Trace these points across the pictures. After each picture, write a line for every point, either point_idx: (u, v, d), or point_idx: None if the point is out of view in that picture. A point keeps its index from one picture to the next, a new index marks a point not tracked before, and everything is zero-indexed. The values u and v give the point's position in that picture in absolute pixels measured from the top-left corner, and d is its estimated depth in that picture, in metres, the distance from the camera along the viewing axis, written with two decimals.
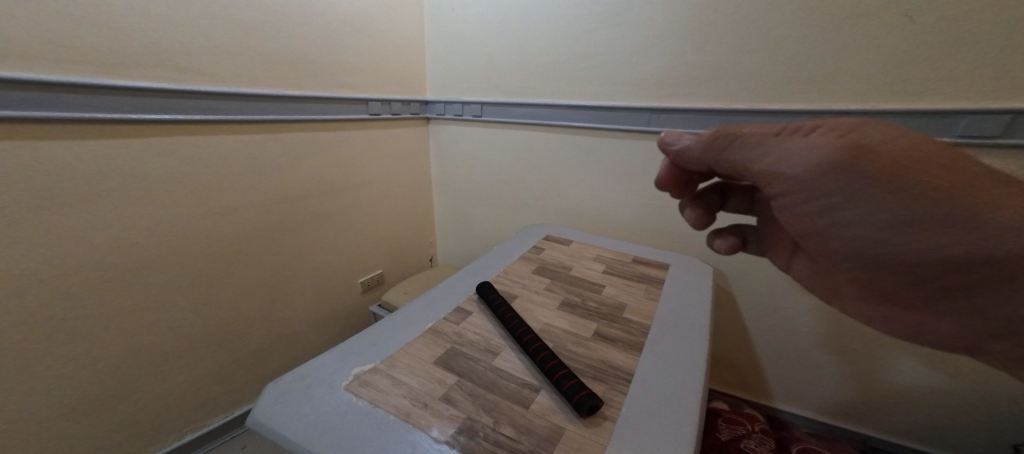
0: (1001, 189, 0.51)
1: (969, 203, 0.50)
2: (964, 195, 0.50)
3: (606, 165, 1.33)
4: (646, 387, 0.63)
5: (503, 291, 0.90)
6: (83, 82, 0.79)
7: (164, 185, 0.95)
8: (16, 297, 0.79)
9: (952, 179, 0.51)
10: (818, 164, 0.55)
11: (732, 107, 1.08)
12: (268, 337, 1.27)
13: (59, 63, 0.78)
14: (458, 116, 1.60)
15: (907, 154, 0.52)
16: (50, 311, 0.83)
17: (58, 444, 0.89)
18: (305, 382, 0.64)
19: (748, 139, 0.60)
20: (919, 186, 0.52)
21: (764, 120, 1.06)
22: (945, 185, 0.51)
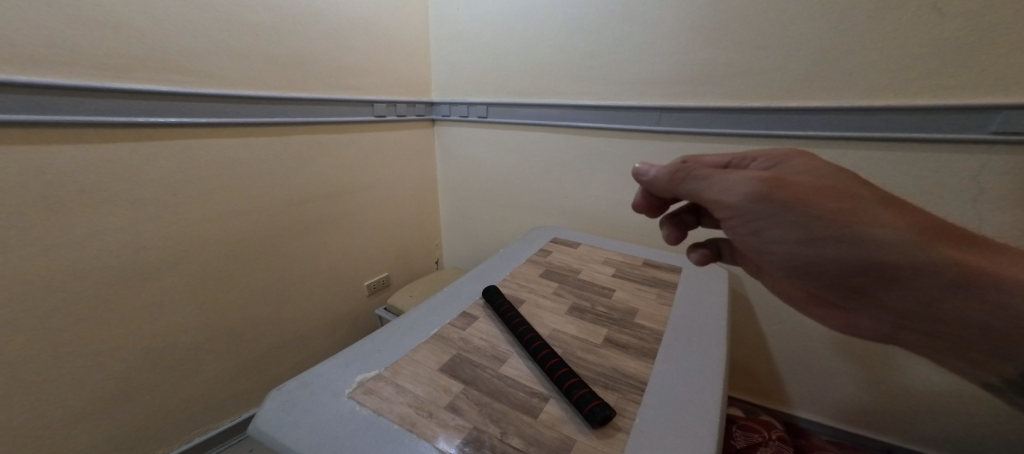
0: (891, 207, 0.55)
1: (863, 222, 0.54)
2: (863, 216, 0.54)
3: (614, 165, 1.31)
4: (660, 396, 0.61)
5: (510, 295, 0.88)
6: (91, 86, 0.79)
7: (172, 188, 0.95)
8: (25, 301, 0.79)
9: (852, 203, 0.55)
10: (753, 193, 0.57)
11: (746, 106, 1.05)
12: (274, 340, 1.26)
13: (68, 67, 0.78)
14: (464, 118, 1.58)
15: (814, 184, 0.57)
16: (57, 315, 0.83)
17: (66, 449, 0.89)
18: (309, 389, 0.62)
19: (699, 171, 0.61)
20: (825, 210, 0.55)
21: (780, 118, 1.03)
22: (847, 208, 0.55)
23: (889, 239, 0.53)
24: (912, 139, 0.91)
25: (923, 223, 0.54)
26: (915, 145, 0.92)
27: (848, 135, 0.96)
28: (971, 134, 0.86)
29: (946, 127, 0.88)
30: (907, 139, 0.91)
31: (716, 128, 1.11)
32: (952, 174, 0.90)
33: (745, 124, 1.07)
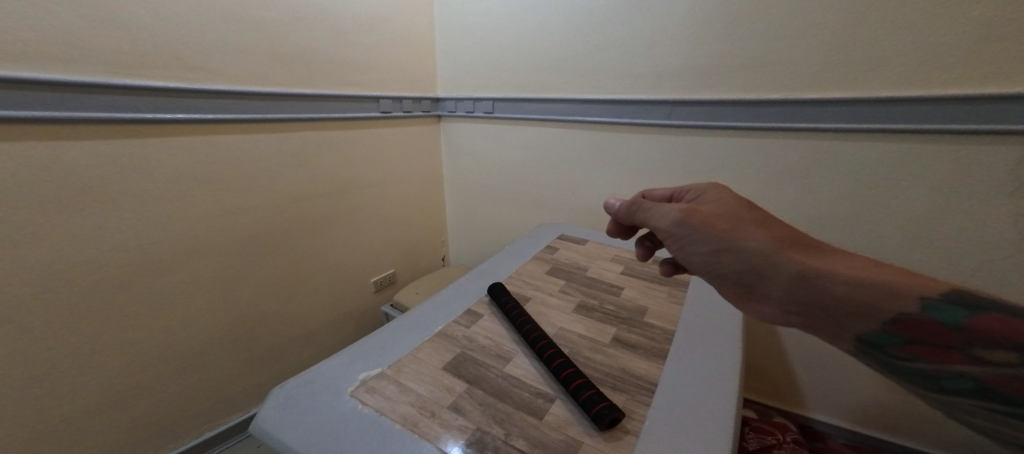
0: (766, 223, 0.55)
1: (739, 236, 0.54)
2: (741, 230, 0.54)
3: (623, 161, 1.28)
4: (671, 398, 0.58)
5: (516, 292, 0.86)
6: (101, 83, 0.80)
7: (181, 184, 0.95)
8: (38, 296, 0.79)
9: (737, 221, 0.55)
10: (677, 220, 0.59)
11: (763, 98, 1.02)
12: (281, 336, 1.26)
13: (80, 64, 0.78)
14: (469, 114, 1.57)
15: (710, 208, 0.59)
16: (67, 312, 0.83)
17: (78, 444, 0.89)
18: (311, 387, 0.61)
19: (646, 203, 0.64)
20: (712, 228, 0.56)
21: (797, 111, 0.99)
22: (730, 227, 0.55)
23: (757, 249, 0.52)
24: (940, 131, 0.86)
25: (795, 239, 0.53)
26: (942, 137, 0.87)
27: (868, 128, 0.93)
28: (1007, 125, 0.81)
29: (977, 118, 0.83)
30: (934, 131, 0.87)
31: (729, 121, 1.08)
32: (983, 168, 0.85)
33: (760, 117, 1.04)
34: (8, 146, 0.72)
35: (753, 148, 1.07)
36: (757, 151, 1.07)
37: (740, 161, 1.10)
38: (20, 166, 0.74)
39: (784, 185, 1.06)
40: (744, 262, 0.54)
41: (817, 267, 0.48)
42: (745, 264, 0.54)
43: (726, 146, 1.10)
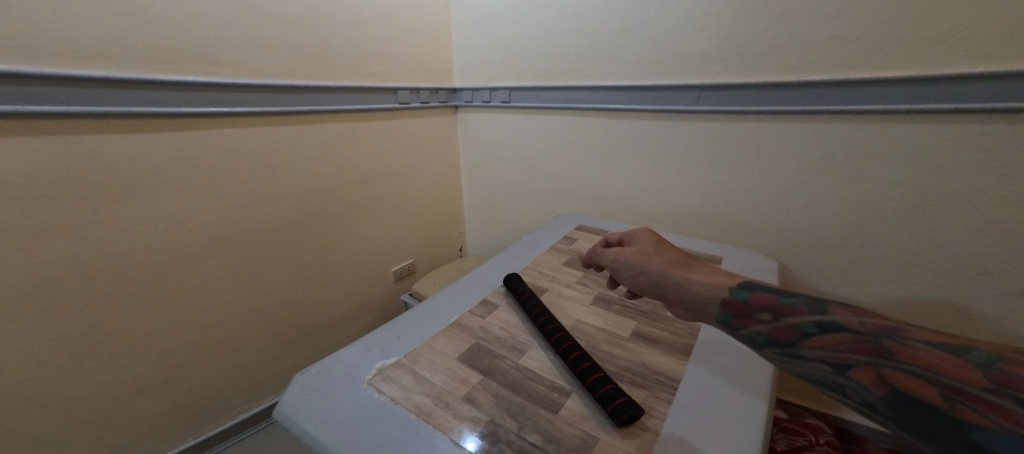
0: (660, 251, 0.65)
1: (637, 263, 0.64)
2: (638, 256, 0.64)
3: (645, 149, 1.23)
4: (694, 396, 0.56)
5: (533, 284, 0.84)
6: (137, 79, 0.83)
7: (208, 177, 0.97)
8: (82, 284, 0.83)
9: (637, 248, 0.66)
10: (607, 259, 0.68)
11: (805, 79, 0.94)
12: (305, 324, 1.29)
13: (116, 60, 0.81)
14: (487, 103, 1.55)
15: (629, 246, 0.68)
16: (108, 299, 0.87)
17: (120, 426, 0.94)
18: (330, 375, 0.62)
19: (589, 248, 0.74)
20: (623, 260, 0.66)
21: (843, 92, 0.91)
22: (636, 256, 0.65)
23: (647, 269, 0.62)
24: (1001, 110, 0.77)
25: (680, 260, 0.63)
26: (1006, 117, 0.77)
27: (917, 108, 0.84)
28: None
29: None
30: (994, 110, 0.77)
31: (764, 106, 1.01)
32: None
33: (796, 100, 0.97)
34: (54, 141, 0.76)
35: (790, 133, 0.99)
36: (794, 136, 0.99)
37: (776, 147, 1.02)
38: (66, 160, 0.78)
39: (824, 174, 0.98)
40: (642, 279, 0.63)
41: (685, 278, 0.58)
42: (643, 279, 0.63)
43: (758, 131, 1.03)
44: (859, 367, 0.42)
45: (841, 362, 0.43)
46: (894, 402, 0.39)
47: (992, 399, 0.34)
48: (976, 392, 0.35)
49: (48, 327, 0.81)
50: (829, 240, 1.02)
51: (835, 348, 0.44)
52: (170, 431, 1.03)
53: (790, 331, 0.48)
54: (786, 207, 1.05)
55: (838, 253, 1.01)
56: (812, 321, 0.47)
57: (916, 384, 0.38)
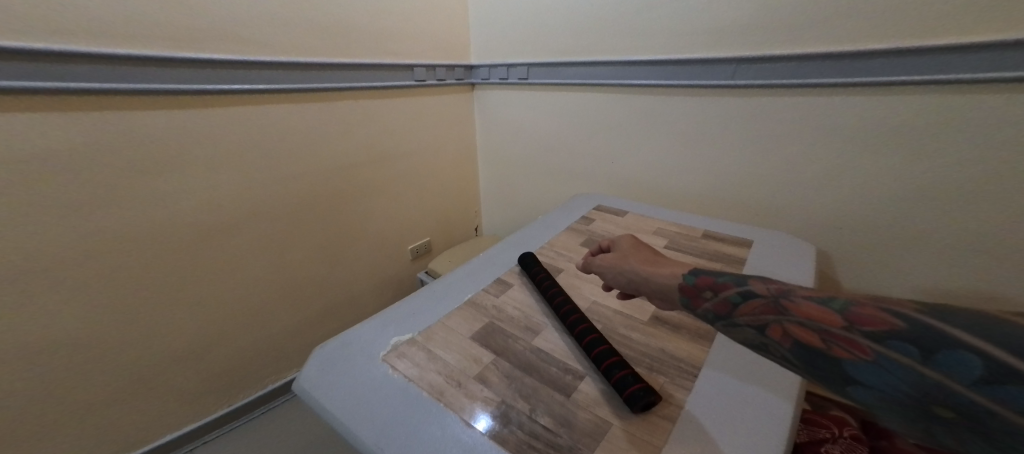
0: (633, 252, 0.63)
1: (610, 266, 0.63)
2: (610, 260, 0.64)
3: (669, 127, 1.17)
4: (715, 384, 0.53)
5: (548, 265, 0.82)
6: (162, 56, 0.83)
7: (230, 154, 0.98)
8: (116, 261, 0.86)
9: (611, 254, 0.65)
10: (590, 267, 0.67)
11: (857, 50, 0.85)
12: (325, 300, 1.32)
13: (139, 38, 0.80)
14: (504, 81, 1.50)
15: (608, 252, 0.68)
16: (141, 277, 0.90)
17: (158, 395, 0.99)
18: (347, 350, 0.62)
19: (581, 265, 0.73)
20: (600, 264, 0.65)
21: (900, 63, 0.82)
22: (610, 260, 0.64)
23: (617, 269, 0.61)
24: None
25: (652, 257, 0.61)
26: None
27: (988, 78, 0.74)
28: None
29: None
30: None
31: (807, 79, 0.92)
32: None
33: (843, 72, 0.88)
34: (84, 121, 0.77)
35: (835, 109, 0.91)
36: (839, 112, 0.90)
37: (817, 124, 0.94)
38: (96, 140, 0.79)
39: (871, 154, 0.89)
40: (620, 280, 0.61)
41: (649, 272, 0.57)
42: (621, 279, 0.60)
43: (796, 107, 0.95)
44: (770, 326, 0.41)
45: (752, 325, 0.43)
46: (791, 352, 0.39)
47: (853, 337, 0.35)
48: (842, 332, 0.36)
49: (87, 302, 0.84)
50: (871, 225, 0.94)
51: (749, 313, 0.44)
52: (202, 398, 1.08)
53: (720, 305, 0.47)
54: (824, 189, 0.98)
55: (878, 238, 0.94)
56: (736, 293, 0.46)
57: (803, 333, 0.39)
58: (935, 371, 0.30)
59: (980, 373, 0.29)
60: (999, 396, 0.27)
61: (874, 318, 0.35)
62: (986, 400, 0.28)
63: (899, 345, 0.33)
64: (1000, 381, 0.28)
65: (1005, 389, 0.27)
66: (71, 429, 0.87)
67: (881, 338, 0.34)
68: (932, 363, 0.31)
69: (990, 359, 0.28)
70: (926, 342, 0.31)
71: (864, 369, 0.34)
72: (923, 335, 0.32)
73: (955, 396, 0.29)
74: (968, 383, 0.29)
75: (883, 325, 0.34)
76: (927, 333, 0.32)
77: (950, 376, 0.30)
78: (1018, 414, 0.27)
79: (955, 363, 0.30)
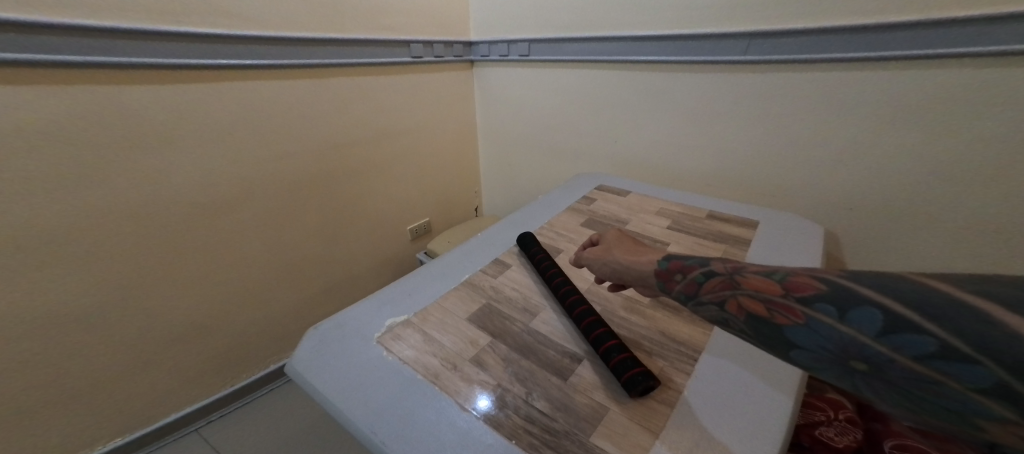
0: (617, 244, 0.62)
1: (594, 257, 0.61)
2: (595, 253, 0.63)
3: (675, 105, 1.13)
4: (716, 369, 0.52)
5: (547, 245, 0.81)
6: (145, 29, 0.79)
7: (222, 133, 0.95)
8: (110, 243, 0.85)
9: (597, 247, 0.64)
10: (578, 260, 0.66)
11: (878, 23, 0.80)
12: (324, 280, 1.32)
13: (120, 10, 0.76)
14: (504, 57, 1.46)
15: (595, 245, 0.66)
16: (137, 259, 0.89)
17: (160, 375, 1.00)
18: (341, 331, 0.61)
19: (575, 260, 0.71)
20: (585, 257, 0.63)
21: (923, 37, 0.77)
22: (595, 252, 0.63)
23: (601, 261, 0.60)
24: None
25: (633, 247, 0.60)
26: None
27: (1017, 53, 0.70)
28: None
29: None
30: None
31: (822, 54, 0.88)
32: None
33: (861, 47, 0.84)
34: (67, 98, 0.74)
35: (848, 87, 0.87)
36: (853, 89, 0.87)
37: (829, 103, 0.90)
38: (82, 119, 0.76)
39: (885, 133, 0.86)
40: (604, 270, 0.59)
41: (628, 261, 0.55)
42: (605, 269, 0.59)
43: (808, 85, 0.92)
44: (725, 303, 0.40)
45: (709, 300, 0.42)
46: (741, 324, 0.39)
47: (786, 303, 0.35)
48: (779, 299, 0.36)
49: (84, 284, 0.84)
50: (880, 207, 0.92)
51: (708, 290, 0.43)
52: (203, 376, 1.09)
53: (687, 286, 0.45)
54: (832, 170, 0.95)
55: (887, 219, 0.92)
56: (701, 274, 0.45)
57: (749, 304, 0.38)
58: (849, 328, 0.30)
59: (882, 324, 0.29)
60: (900, 345, 0.28)
61: (804, 282, 0.35)
62: (890, 351, 0.28)
63: (822, 307, 0.33)
64: (897, 329, 0.28)
65: (904, 338, 0.28)
66: (76, 408, 0.89)
67: (810, 302, 0.33)
68: (847, 320, 0.31)
69: (892, 311, 0.29)
70: (842, 301, 0.31)
71: (797, 333, 0.34)
72: (840, 295, 0.32)
73: (868, 350, 0.29)
74: (873, 335, 0.29)
75: (810, 289, 0.34)
76: (845, 293, 0.32)
77: (862, 332, 0.30)
78: (916, 361, 0.27)
79: (862, 319, 0.30)
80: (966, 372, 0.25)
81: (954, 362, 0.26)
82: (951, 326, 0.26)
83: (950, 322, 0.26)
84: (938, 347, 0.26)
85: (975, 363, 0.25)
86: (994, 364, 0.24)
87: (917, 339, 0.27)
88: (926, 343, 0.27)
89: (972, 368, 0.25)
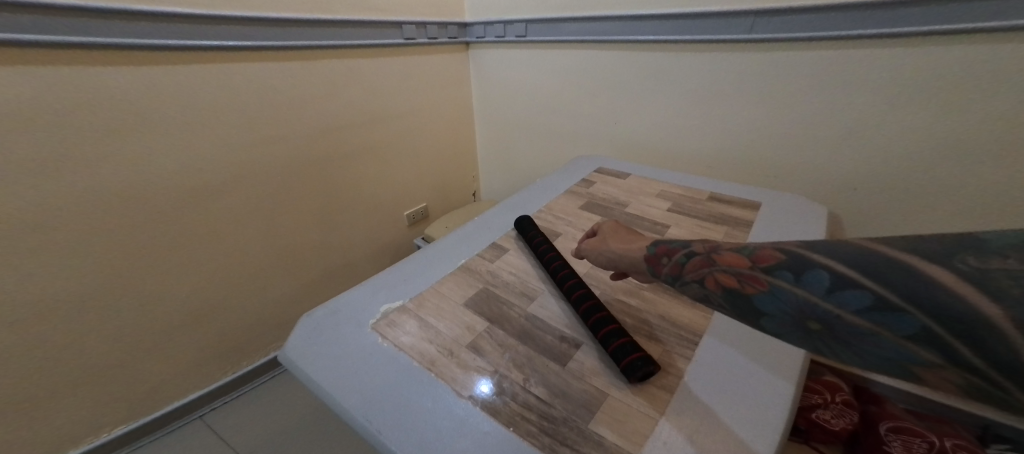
0: (614, 234, 0.60)
1: (590, 247, 0.60)
2: (591, 244, 0.61)
3: (677, 87, 1.11)
4: (718, 352, 0.51)
5: (546, 229, 0.79)
6: (117, 8, 0.74)
7: (209, 117, 0.92)
8: (99, 233, 0.83)
9: (593, 238, 0.62)
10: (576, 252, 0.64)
11: None
12: (322, 266, 1.31)
13: None
14: (500, 39, 1.41)
15: (593, 235, 0.65)
16: (128, 248, 0.88)
17: (158, 363, 1.00)
18: (336, 317, 0.60)
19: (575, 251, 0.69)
20: (582, 248, 0.62)
21: (935, 12, 0.74)
22: (592, 243, 0.61)
23: (597, 251, 0.58)
24: None
25: (629, 236, 0.58)
26: None
27: None
28: None
29: None
30: None
31: (831, 31, 0.85)
32: None
33: (869, 24, 0.81)
34: (42, 81, 0.71)
35: (854, 66, 0.85)
36: (859, 69, 0.84)
37: (835, 82, 0.88)
38: (60, 103, 0.73)
39: (890, 113, 0.84)
40: (600, 260, 0.57)
41: (623, 249, 0.54)
42: (601, 260, 0.57)
43: (814, 64, 0.89)
44: (703, 281, 0.39)
45: (689, 279, 0.41)
46: (718, 299, 0.38)
47: (750, 273, 0.35)
48: (745, 271, 0.36)
49: (75, 275, 0.82)
50: (885, 188, 0.90)
51: (690, 269, 0.41)
52: (200, 365, 1.09)
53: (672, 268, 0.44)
54: (837, 152, 0.93)
55: (889, 200, 0.91)
56: (684, 255, 0.43)
57: (723, 278, 0.38)
58: (802, 291, 0.31)
59: (830, 282, 0.30)
60: (844, 302, 0.29)
61: (767, 253, 0.35)
62: (836, 308, 0.29)
63: (780, 273, 0.33)
64: (842, 286, 0.29)
65: (846, 294, 0.29)
66: (71, 399, 0.88)
67: (770, 270, 0.34)
68: (801, 282, 0.32)
69: (838, 270, 0.30)
70: (797, 266, 0.32)
71: (762, 302, 0.34)
72: (795, 260, 0.33)
73: (819, 310, 0.30)
74: (822, 294, 0.30)
75: (772, 259, 0.34)
76: (800, 258, 0.33)
77: (813, 292, 0.31)
78: (856, 315, 0.28)
79: (811, 280, 0.31)
80: (897, 322, 0.26)
81: (886, 313, 0.27)
82: (884, 279, 0.27)
83: (882, 276, 0.27)
84: (873, 299, 0.27)
85: (903, 312, 0.26)
86: (919, 312, 0.25)
87: (856, 295, 0.28)
88: (862, 297, 0.28)
89: (901, 318, 0.26)
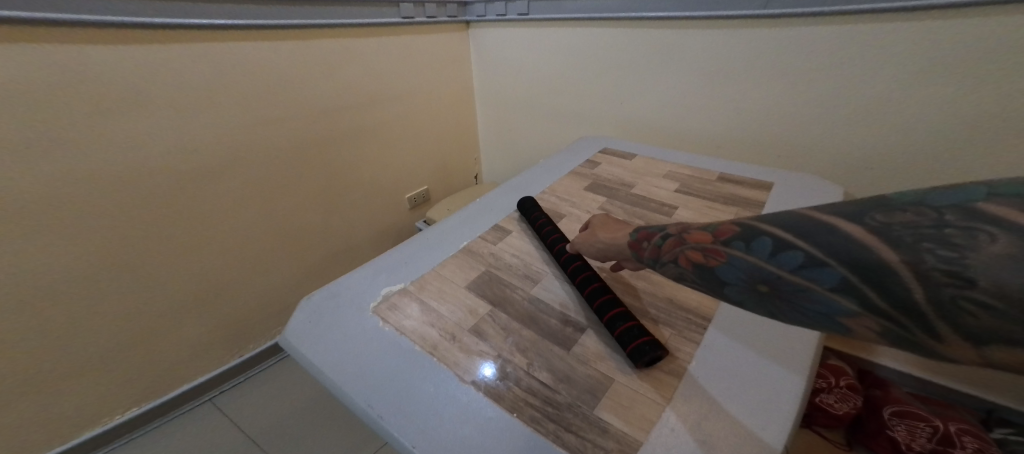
0: (606, 225, 0.58)
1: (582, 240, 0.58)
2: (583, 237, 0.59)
3: (685, 65, 1.07)
4: (729, 336, 0.50)
5: (550, 210, 0.77)
6: None
7: (205, 99, 0.90)
8: (98, 218, 0.82)
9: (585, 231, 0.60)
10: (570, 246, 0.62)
11: None
12: (324, 249, 1.30)
13: None
14: (502, 17, 1.37)
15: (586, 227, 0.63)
16: (128, 233, 0.87)
17: (166, 348, 1.01)
18: (336, 301, 0.59)
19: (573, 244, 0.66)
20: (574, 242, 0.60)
21: None
22: (584, 236, 0.59)
23: (588, 244, 0.56)
24: None
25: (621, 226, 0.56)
26: None
27: None
28: None
29: None
30: None
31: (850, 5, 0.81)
32: None
33: None
34: (30, 62, 0.68)
35: (872, 41, 0.81)
36: (877, 44, 0.81)
37: (851, 58, 0.85)
38: (49, 84, 0.71)
39: (907, 90, 0.81)
40: (591, 251, 0.55)
41: (613, 239, 0.52)
42: (592, 251, 0.55)
43: (829, 39, 0.86)
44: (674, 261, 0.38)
45: (667, 260, 0.39)
46: (692, 276, 0.37)
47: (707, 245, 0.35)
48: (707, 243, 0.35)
49: (75, 261, 0.81)
50: (900, 167, 0.88)
51: (666, 250, 0.39)
52: (205, 349, 1.09)
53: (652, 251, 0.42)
54: (850, 131, 0.91)
55: (903, 179, 0.89)
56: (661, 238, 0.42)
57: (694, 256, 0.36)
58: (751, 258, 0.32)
59: (775, 247, 0.30)
60: (784, 262, 0.30)
61: (727, 226, 0.35)
62: (777, 269, 0.30)
63: (733, 244, 0.33)
64: (783, 248, 0.30)
65: (785, 255, 0.30)
66: (78, 384, 0.89)
67: (726, 241, 0.34)
68: (749, 249, 0.32)
69: (779, 235, 0.30)
70: (747, 234, 0.33)
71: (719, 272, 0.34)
72: (747, 230, 0.33)
73: (765, 273, 0.31)
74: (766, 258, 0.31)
75: (729, 231, 0.34)
76: (751, 227, 0.33)
77: (760, 256, 0.31)
78: (794, 274, 0.29)
79: (756, 246, 0.31)
80: (823, 276, 0.27)
81: (815, 269, 0.28)
82: (815, 240, 0.28)
83: (814, 237, 0.28)
84: (808, 258, 0.28)
85: (828, 266, 0.27)
86: (840, 264, 0.27)
87: (793, 256, 0.29)
88: (797, 257, 0.29)
89: (826, 271, 0.27)
